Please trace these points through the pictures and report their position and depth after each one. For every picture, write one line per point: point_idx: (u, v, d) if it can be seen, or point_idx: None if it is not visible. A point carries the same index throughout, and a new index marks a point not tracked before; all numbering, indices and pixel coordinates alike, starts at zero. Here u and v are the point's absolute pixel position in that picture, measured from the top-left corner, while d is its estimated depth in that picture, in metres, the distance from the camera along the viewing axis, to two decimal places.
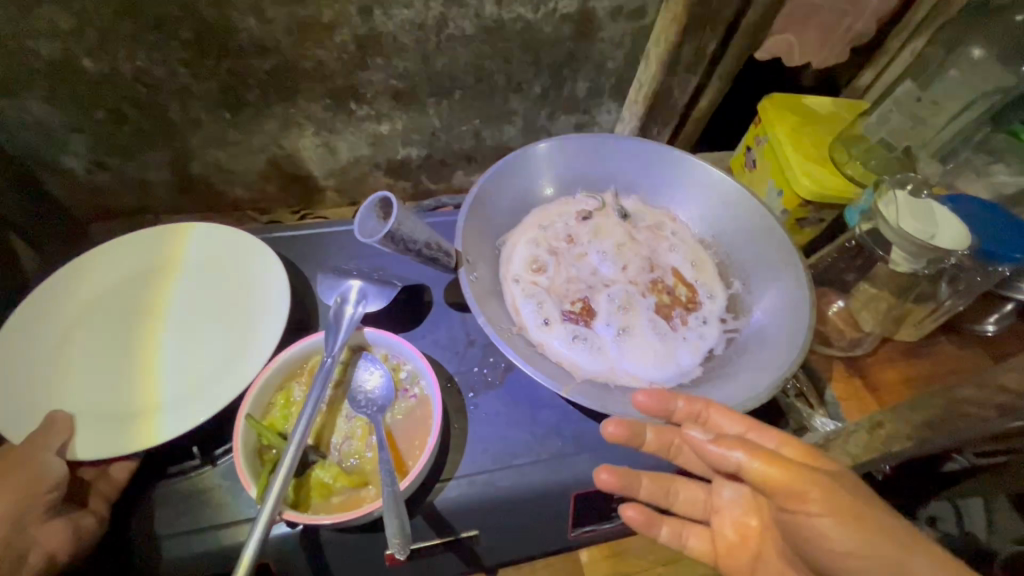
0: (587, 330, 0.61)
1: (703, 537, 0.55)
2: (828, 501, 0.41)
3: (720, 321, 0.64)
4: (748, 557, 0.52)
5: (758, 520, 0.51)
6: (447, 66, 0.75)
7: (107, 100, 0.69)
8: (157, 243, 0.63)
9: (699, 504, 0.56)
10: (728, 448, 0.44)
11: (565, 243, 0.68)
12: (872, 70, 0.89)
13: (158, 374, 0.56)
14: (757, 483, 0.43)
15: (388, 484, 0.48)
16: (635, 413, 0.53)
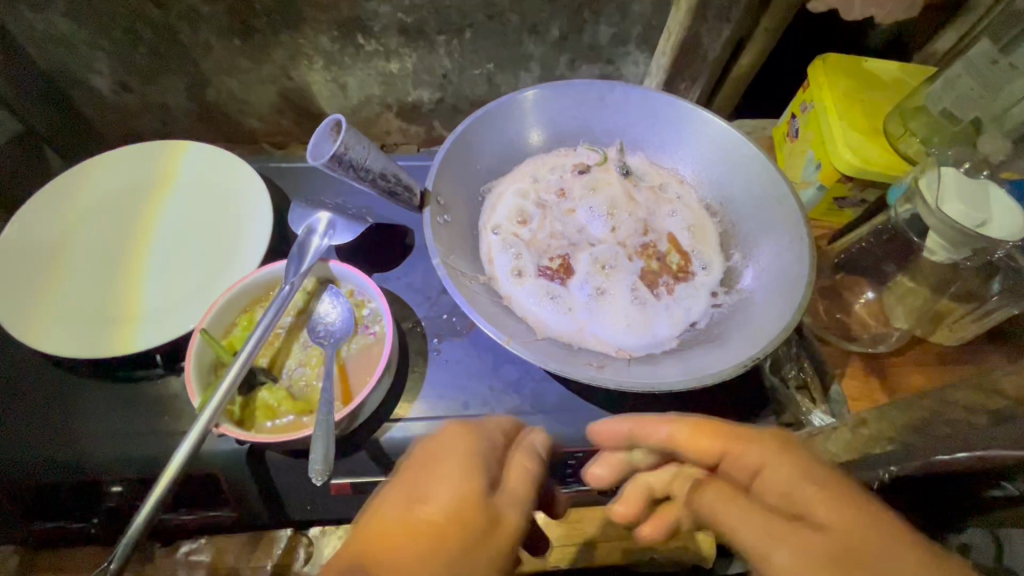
0: (561, 288, 0.58)
1: None
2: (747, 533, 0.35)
3: (711, 294, 0.58)
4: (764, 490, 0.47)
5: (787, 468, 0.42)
6: (456, 0, 0.71)
7: (123, 19, 0.71)
8: (151, 159, 0.64)
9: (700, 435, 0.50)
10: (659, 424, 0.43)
11: (556, 196, 0.64)
12: (951, 31, 0.76)
13: (134, 282, 0.58)
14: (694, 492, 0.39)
15: (322, 414, 0.48)
16: (592, 376, 0.50)
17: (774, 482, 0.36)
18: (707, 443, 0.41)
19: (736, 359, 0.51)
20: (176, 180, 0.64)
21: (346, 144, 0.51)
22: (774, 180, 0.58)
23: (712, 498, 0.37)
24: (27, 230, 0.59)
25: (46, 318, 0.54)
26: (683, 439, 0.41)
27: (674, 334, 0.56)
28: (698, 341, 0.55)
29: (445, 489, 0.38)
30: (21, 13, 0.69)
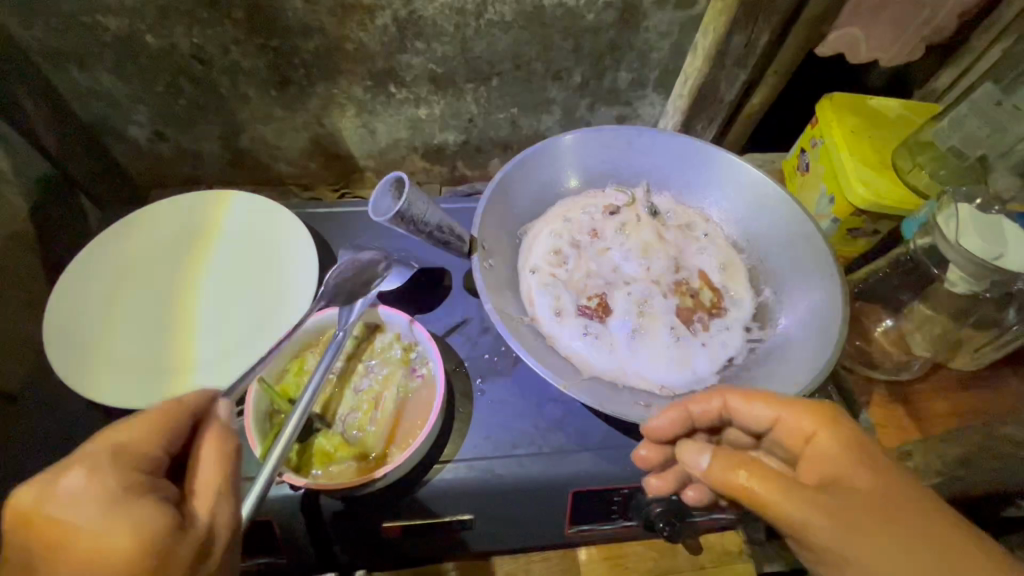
0: (600, 327, 0.60)
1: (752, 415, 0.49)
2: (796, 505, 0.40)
3: (745, 329, 0.60)
4: (801, 441, 0.46)
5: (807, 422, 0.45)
6: (485, 51, 0.75)
7: (166, 74, 0.74)
8: (198, 209, 0.67)
9: (712, 412, 0.50)
10: (708, 399, 0.50)
11: (589, 236, 0.67)
12: (951, 72, 0.80)
13: (187, 330, 0.60)
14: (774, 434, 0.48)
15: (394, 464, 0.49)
16: (642, 415, 0.51)
17: (827, 448, 0.44)
18: (759, 408, 0.48)
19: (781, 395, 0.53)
20: (223, 228, 0.66)
21: (399, 198, 0.56)
22: (800, 222, 0.62)
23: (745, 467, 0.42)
24: (80, 283, 0.61)
25: (103, 370, 0.55)
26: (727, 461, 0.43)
27: (713, 370, 0.58)
28: (739, 378, 0.57)
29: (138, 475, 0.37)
30: (68, 70, 0.72)
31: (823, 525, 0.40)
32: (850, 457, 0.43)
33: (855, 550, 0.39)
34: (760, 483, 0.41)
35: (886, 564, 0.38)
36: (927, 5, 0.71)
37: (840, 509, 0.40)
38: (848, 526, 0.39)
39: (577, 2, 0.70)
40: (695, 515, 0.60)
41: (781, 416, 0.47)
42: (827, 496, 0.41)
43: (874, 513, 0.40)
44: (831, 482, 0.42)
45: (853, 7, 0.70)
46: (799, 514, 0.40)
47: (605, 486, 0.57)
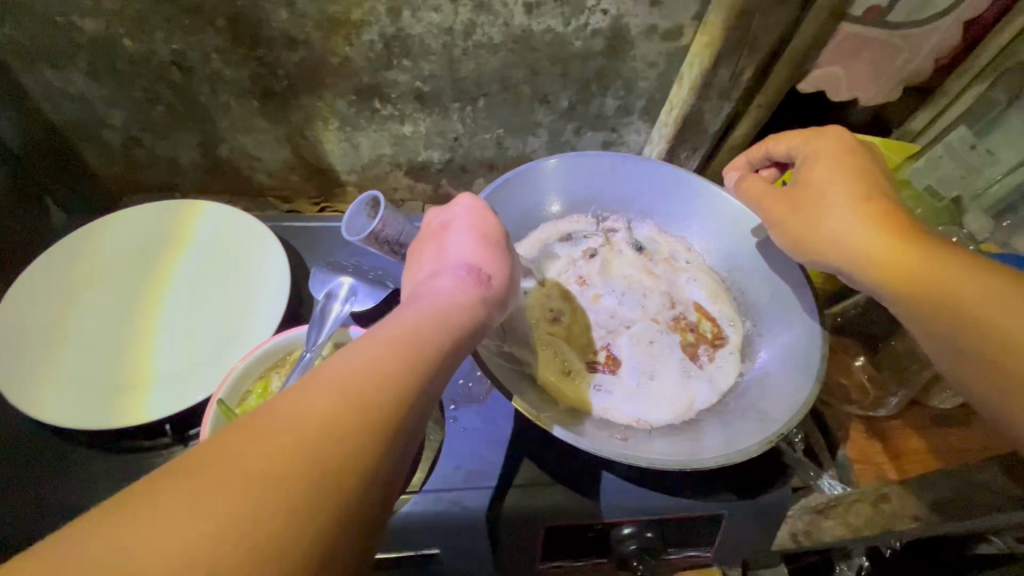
0: (613, 380, 0.58)
1: (831, 147, 0.55)
2: (772, 201, 0.57)
3: (734, 359, 0.60)
4: (857, 166, 0.53)
5: (859, 159, 0.54)
6: (473, 72, 0.74)
7: (145, 80, 0.72)
8: (167, 218, 0.65)
9: (795, 141, 0.58)
10: (793, 137, 0.59)
11: (579, 287, 0.65)
12: (928, 113, 0.82)
13: (146, 348, 0.58)
14: (842, 152, 0.55)
15: None
16: (639, 457, 0.49)
17: (870, 182, 0.52)
18: (851, 153, 0.55)
19: (771, 425, 0.52)
20: (193, 239, 0.64)
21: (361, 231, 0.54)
22: (780, 256, 0.60)
23: (744, 180, 0.59)
24: (39, 293, 0.59)
25: (54, 389, 0.54)
26: (773, 146, 0.60)
27: (688, 407, 0.57)
28: (719, 413, 0.56)
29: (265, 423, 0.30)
30: (40, 70, 0.70)
31: (775, 210, 0.56)
32: (883, 188, 0.52)
33: (845, 213, 0.51)
34: (751, 186, 0.59)
35: (834, 228, 0.51)
36: (904, 50, 0.72)
37: (811, 198, 0.54)
38: (799, 207, 0.54)
39: (567, 29, 0.70)
40: (671, 551, 0.60)
41: (853, 150, 0.55)
42: (802, 201, 0.54)
43: (861, 212, 0.50)
44: (860, 198, 0.51)
45: (834, 47, 0.71)
46: (765, 206, 0.57)
47: (579, 521, 0.55)
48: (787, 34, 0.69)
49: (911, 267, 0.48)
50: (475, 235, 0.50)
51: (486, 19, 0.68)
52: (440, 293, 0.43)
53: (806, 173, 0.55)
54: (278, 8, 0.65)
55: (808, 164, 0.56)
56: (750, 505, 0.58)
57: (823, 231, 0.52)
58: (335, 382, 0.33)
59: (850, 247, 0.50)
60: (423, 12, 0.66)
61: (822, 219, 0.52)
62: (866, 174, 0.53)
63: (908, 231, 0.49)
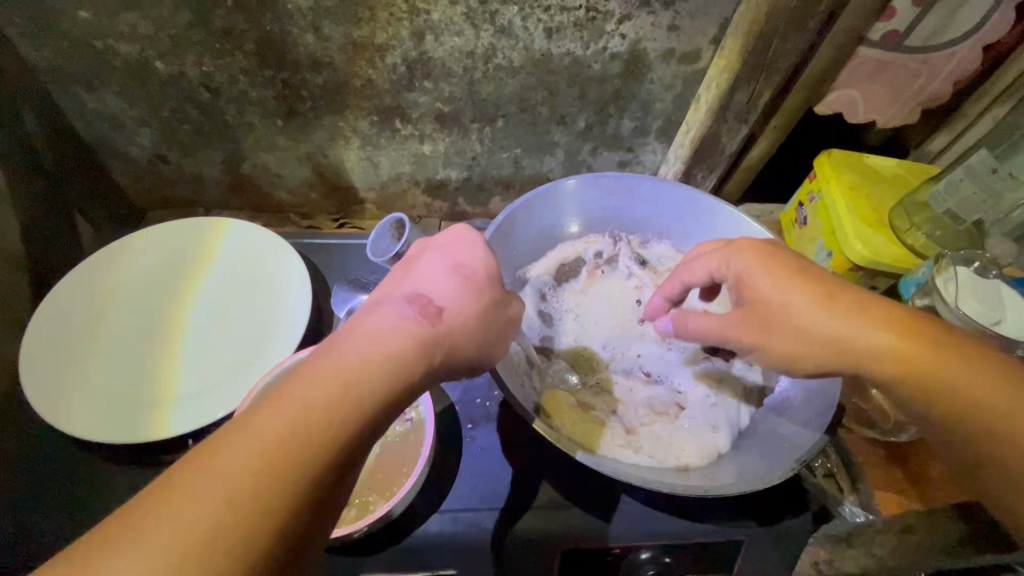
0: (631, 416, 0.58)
1: (757, 255, 0.52)
2: (738, 329, 0.52)
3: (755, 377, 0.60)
4: (795, 263, 0.51)
5: (792, 255, 0.52)
6: (492, 94, 0.76)
7: (174, 100, 0.74)
8: (194, 234, 0.66)
9: (713, 258, 0.55)
10: (708, 257, 0.55)
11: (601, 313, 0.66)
12: (946, 134, 0.81)
13: (170, 362, 0.59)
14: (775, 257, 0.52)
15: (377, 496, 0.53)
16: (669, 486, 0.48)
17: (823, 280, 0.50)
18: (784, 253, 0.52)
19: (794, 451, 0.51)
20: (216, 255, 0.66)
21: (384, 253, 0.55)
22: None
23: (689, 317, 0.54)
24: (71, 306, 0.61)
25: (82, 404, 0.55)
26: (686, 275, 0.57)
27: (714, 426, 0.56)
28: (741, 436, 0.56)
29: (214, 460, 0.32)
30: (76, 91, 0.72)
31: (743, 339, 0.51)
32: (840, 283, 0.50)
33: (817, 317, 0.48)
34: (699, 319, 0.54)
35: (815, 344, 0.48)
36: (922, 72, 0.72)
37: (772, 318, 0.50)
38: (766, 326, 0.50)
39: (585, 52, 0.71)
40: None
41: (777, 250, 0.53)
42: (765, 326, 0.50)
43: (841, 322, 0.48)
44: (828, 300, 0.48)
45: (851, 71, 0.72)
46: (731, 337, 0.52)
47: (596, 544, 0.55)
48: (804, 57, 0.70)
49: (916, 370, 0.46)
50: (453, 273, 0.46)
51: (506, 43, 0.69)
52: (429, 285, 0.44)
53: (748, 291, 0.52)
54: (305, 32, 0.66)
55: (742, 281, 0.52)
56: (770, 531, 0.57)
57: (801, 339, 0.49)
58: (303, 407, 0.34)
59: (837, 351, 0.48)
60: (445, 36, 0.68)
61: (800, 331, 0.49)
62: (804, 270, 0.51)
63: (906, 330, 0.47)
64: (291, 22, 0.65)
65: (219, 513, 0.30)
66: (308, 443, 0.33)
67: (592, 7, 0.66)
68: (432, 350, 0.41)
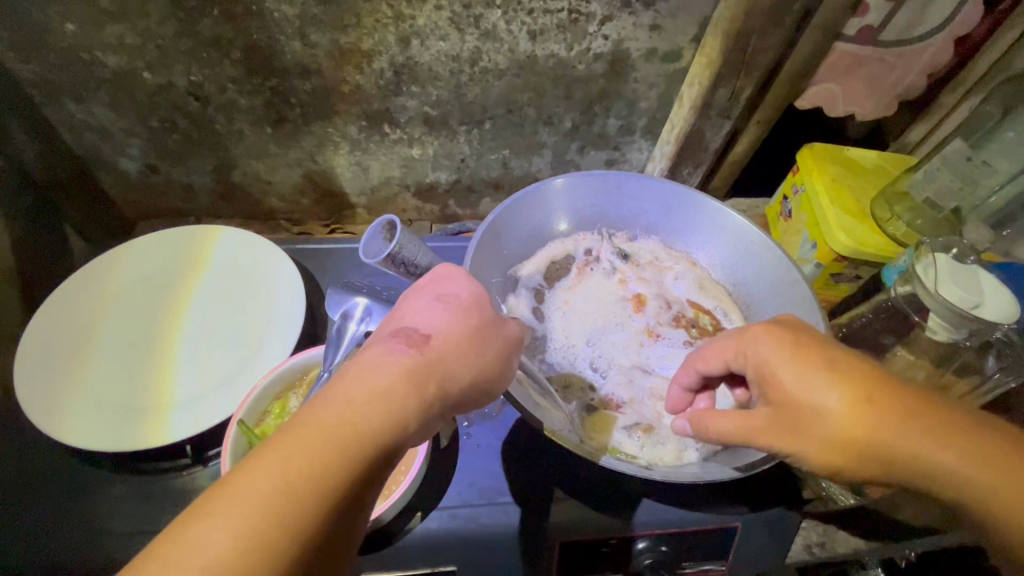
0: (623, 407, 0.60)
1: (783, 350, 0.45)
2: (769, 442, 0.45)
3: None
4: (830, 359, 0.43)
5: (829, 346, 0.45)
6: (479, 96, 0.77)
7: (162, 110, 0.74)
8: (188, 242, 0.67)
9: (729, 350, 0.49)
10: (724, 348, 0.49)
11: (592, 307, 0.67)
12: (923, 126, 0.83)
13: (167, 369, 0.59)
14: (806, 349, 0.44)
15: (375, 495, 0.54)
16: (664, 474, 0.50)
17: (874, 388, 0.42)
18: (816, 348, 0.44)
19: None
20: (210, 263, 0.66)
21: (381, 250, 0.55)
22: (780, 268, 0.62)
23: (710, 421, 0.49)
24: (59, 322, 0.61)
25: (78, 413, 0.55)
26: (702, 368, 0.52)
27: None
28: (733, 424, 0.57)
29: (237, 491, 0.31)
30: (64, 103, 0.73)
31: (777, 450, 0.45)
32: (896, 389, 0.42)
33: (866, 434, 0.41)
34: (722, 424, 0.48)
35: (864, 460, 0.42)
36: (897, 66, 0.74)
37: (806, 430, 0.43)
38: (805, 436, 0.43)
39: (569, 53, 0.73)
40: (684, 567, 0.59)
41: (812, 340, 0.45)
42: (801, 440, 0.43)
43: (896, 441, 0.40)
44: (878, 411, 0.41)
45: (829, 66, 0.73)
46: (762, 445, 0.46)
47: (592, 534, 0.56)
48: (783, 53, 0.71)
49: (996, 501, 0.39)
50: (447, 303, 0.44)
51: (491, 46, 0.70)
52: (426, 317, 0.42)
53: (776, 400, 0.45)
54: (292, 40, 0.67)
55: (768, 382, 0.45)
56: (763, 517, 0.58)
57: (845, 456, 0.42)
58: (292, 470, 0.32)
59: (884, 464, 0.41)
60: (431, 40, 0.69)
61: (846, 445, 0.42)
62: (849, 369, 0.43)
63: (988, 450, 0.40)
64: (278, 30, 0.66)
65: (250, 546, 0.29)
66: (302, 504, 0.31)
67: (574, 9, 0.67)
68: (420, 378, 0.38)
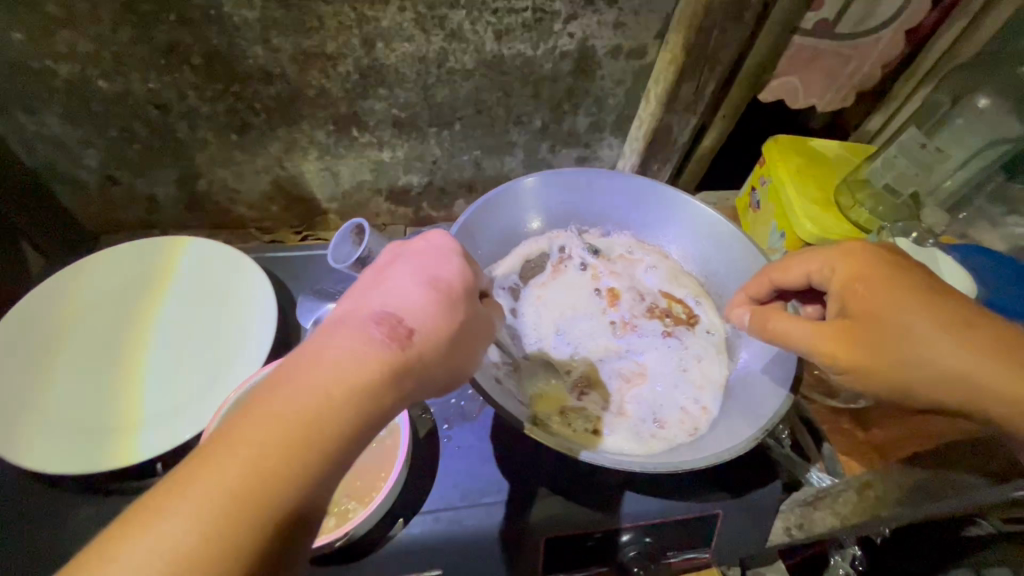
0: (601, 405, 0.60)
1: (871, 264, 0.49)
2: (830, 342, 0.48)
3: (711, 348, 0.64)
4: (915, 280, 0.48)
5: (913, 273, 0.49)
6: (448, 97, 0.77)
7: (120, 119, 0.72)
8: (152, 255, 0.65)
9: (814, 263, 0.53)
10: (807, 262, 0.53)
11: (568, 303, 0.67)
12: (881, 115, 0.86)
13: (134, 387, 0.58)
14: (892, 268, 0.49)
15: (354, 503, 0.53)
16: (644, 464, 0.50)
17: (954, 310, 0.47)
18: (901, 268, 0.49)
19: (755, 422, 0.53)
20: (176, 276, 0.64)
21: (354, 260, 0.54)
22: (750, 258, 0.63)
23: (775, 320, 0.51)
24: (15, 341, 0.58)
25: (38, 436, 0.53)
26: (779, 279, 0.55)
27: (683, 423, 0.58)
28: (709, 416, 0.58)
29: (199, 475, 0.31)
30: (15, 115, 0.70)
31: (839, 351, 0.48)
32: (971, 312, 0.47)
33: (937, 343, 0.46)
34: (786, 325, 0.51)
35: (929, 360, 0.46)
36: (853, 58, 0.76)
37: (875, 331, 0.47)
38: (876, 347, 0.47)
39: (536, 52, 0.73)
40: (669, 556, 0.59)
41: (898, 262, 0.50)
42: (868, 339, 0.48)
43: (978, 355, 0.45)
44: (964, 326, 0.46)
45: (788, 59, 0.75)
46: (821, 345, 0.49)
47: (576, 530, 0.56)
48: (744, 48, 0.73)
49: None
50: (434, 288, 0.43)
51: (457, 47, 0.70)
52: (408, 300, 0.41)
53: (858, 302, 0.49)
54: (253, 44, 0.66)
55: (852, 289, 0.49)
56: (742, 503, 0.59)
57: (916, 363, 0.46)
58: (269, 449, 0.32)
59: (950, 383, 0.46)
60: (396, 42, 0.68)
61: (909, 360, 0.46)
62: (931, 289, 0.48)
63: None
64: (239, 35, 0.65)
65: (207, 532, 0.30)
66: (263, 494, 0.31)
67: (538, 8, 0.68)
68: (402, 375, 0.38)
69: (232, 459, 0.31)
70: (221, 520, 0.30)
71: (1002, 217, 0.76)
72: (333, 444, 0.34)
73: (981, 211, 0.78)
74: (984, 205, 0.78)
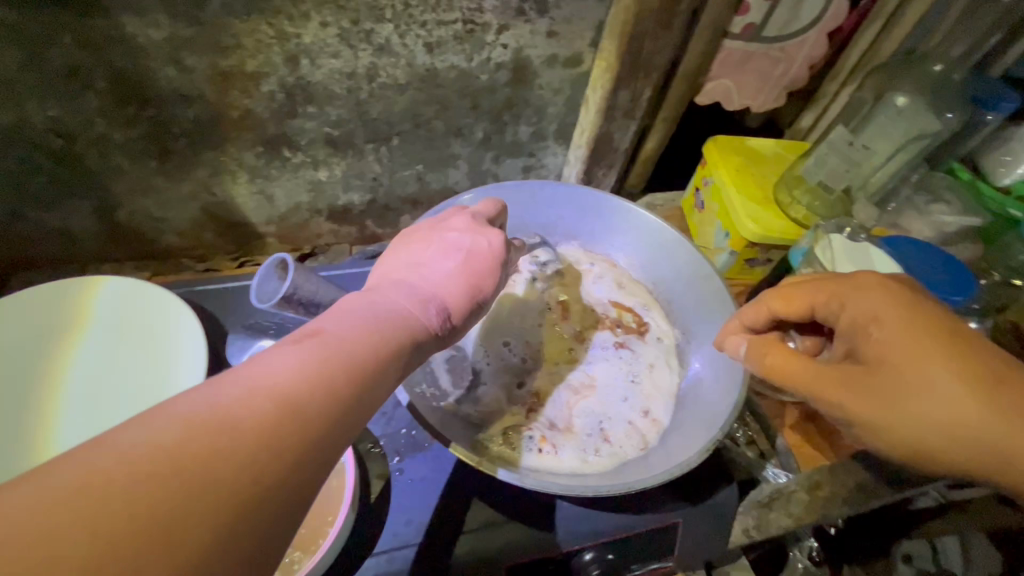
0: (555, 425, 0.58)
1: (886, 306, 0.46)
2: (831, 385, 0.46)
3: (662, 359, 0.64)
4: (940, 329, 0.44)
5: (937, 317, 0.46)
6: (382, 112, 0.74)
7: (20, 150, 0.66)
8: (61, 299, 0.59)
9: (826, 297, 0.50)
10: (822, 296, 0.51)
11: (519, 320, 0.66)
12: (812, 113, 0.88)
13: (47, 448, 0.53)
14: (915, 315, 0.45)
15: (301, 553, 0.50)
16: (594, 489, 0.49)
17: (978, 363, 0.43)
18: (923, 313, 0.46)
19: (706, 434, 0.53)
20: (91, 321, 0.59)
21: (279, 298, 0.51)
22: (694, 264, 0.63)
23: (776, 357, 0.49)
24: None
25: None
26: (779, 309, 0.53)
27: (632, 436, 0.57)
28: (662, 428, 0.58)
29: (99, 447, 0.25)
30: None
31: (840, 396, 0.46)
32: (1003, 368, 0.43)
33: (952, 401, 0.42)
34: (788, 361, 0.49)
35: (938, 416, 0.43)
36: (781, 60, 0.78)
37: (884, 379, 0.45)
38: (880, 396, 0.45)
39: (471, 64, 0.71)
40: (633, 570, 0.59)
41: (920, 306, 0.46)
42: (876, 386, 0.45)
43: (991, 416, 0.42)
44: (987, 385, 0.42)
45: (720, 63, 0.76)
46: (820, 387, 0.47)
47: (537, 555, 0.55)
48: (676, 53, 0.73)
49: None
50: (461, 256, 0.49)
51: (388, 61, 0.68)
52: (443, 276, 0.47)
53: (871, 348, 0.46)
54: (165, 66, 0.61)
55: (866, 332, 0.47)
56: (701, 509, 0.60)
57: (924, 420, 0.43)
58: (215, 413, 0.28)
59: (955, 442, 0.43)
60: (321, 58, 0.65)
61: (916, 412, 0.43)
62: (957, 340, 0.44)
63: None
64: (147, 57, 0.60)
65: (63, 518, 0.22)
66: (145, 495, 0.24)
67: (469, 19, 0.66)
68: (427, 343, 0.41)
69: (172, 414, 0.27)
70: (133, 473, 0.24)
71: (929, 205, 0.79)
72: (256, 467, 0.27)
73: (908, 201, 0.81)
74: (911, 196, 0.81)
